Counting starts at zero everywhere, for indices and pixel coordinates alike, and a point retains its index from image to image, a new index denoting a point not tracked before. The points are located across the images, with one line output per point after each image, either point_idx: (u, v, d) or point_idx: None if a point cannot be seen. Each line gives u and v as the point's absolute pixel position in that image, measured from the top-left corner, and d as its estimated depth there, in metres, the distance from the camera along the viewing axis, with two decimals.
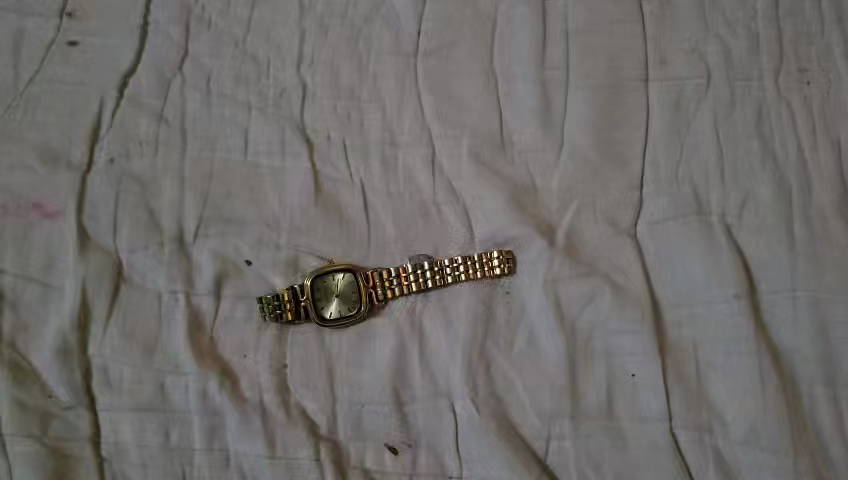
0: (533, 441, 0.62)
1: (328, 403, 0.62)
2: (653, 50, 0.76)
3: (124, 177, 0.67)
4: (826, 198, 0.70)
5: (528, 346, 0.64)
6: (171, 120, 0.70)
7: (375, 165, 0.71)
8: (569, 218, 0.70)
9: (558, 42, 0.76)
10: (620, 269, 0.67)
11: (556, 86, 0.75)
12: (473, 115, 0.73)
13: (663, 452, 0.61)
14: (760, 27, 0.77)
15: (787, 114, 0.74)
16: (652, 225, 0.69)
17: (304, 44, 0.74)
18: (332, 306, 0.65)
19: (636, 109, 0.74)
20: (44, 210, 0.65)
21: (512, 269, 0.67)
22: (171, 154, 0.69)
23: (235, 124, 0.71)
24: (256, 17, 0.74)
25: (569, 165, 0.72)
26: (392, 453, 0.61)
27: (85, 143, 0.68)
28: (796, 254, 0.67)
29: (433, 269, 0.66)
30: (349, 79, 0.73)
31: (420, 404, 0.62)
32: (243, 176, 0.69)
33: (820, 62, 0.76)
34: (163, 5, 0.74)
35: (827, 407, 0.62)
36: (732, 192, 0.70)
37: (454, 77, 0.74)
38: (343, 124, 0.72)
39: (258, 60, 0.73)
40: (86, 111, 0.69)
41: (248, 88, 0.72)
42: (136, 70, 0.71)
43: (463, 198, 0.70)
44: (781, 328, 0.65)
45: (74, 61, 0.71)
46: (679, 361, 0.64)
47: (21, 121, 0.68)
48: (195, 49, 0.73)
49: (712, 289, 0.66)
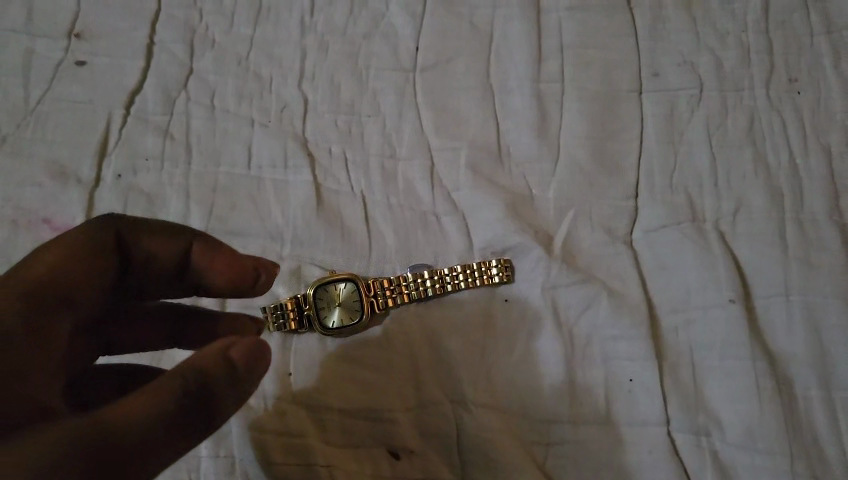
0: (532, 445, 0.62)
1: (331, 410, 0.62)
2: (647, 63, 0.79)
3: (131, 191, 0.69)
4: (818, 204, 0.71)
5: (527, 352, 0.65)
6: (177, 136, 0.73)
7: (375, 177, 0.73)
8: (566, 227, 0.71)
9: (553, 57, 0.80)
10: (616, 276, 0.69)
11: (551, 98, 0.78)
12: (471, 127, 0.76)
13: (663, 455, 0.61)
14: (748, 39, 0.80)
15: (778, 123, 0.76)
16: (647, 232, 0.71)
17: (305, 60, 0.78)
18: (335, 315, 0.67)
19: (629, 120, 0.76)
20: (52, 224, 0.67)
21: (510, 278, 0.69)
22: (176, 169, 0.71)
23: (239, 139, 0.73)
24: (259, 36, 0.79)
25: (565, 173, 0.74)
26: (393, 460, 0.61)
27: (93, 158, 0.70)
28: (790, 258, 0.68)
29: (434, 278, 0.68)
30: (350, 94, 0.76)
31: (424, 409, 0.63)
32: (247, 189, 0.71)
33: (810, 73, 0.79)
34: (169, 27, 0.78)
35: (823, 410, 0.62)
36: (724, 200, 0.72)
37: (453, 91, 0.77)
38: (344, 137, 0.74)
39: (261, 78, 0.77)
40: (93, 125, 0.72)
41: (251, 104, 0.75)
42: (143, 88, 0.75)
43: (462, 207, 0.72)
44: (775, 331, 0.66)
45: (83, 79, 0.74)
46: (677, 365, 0.65)
47: (31, 138, 0.71)
48: (200, 67, 0.76)
49: (709, 294, 0.67)
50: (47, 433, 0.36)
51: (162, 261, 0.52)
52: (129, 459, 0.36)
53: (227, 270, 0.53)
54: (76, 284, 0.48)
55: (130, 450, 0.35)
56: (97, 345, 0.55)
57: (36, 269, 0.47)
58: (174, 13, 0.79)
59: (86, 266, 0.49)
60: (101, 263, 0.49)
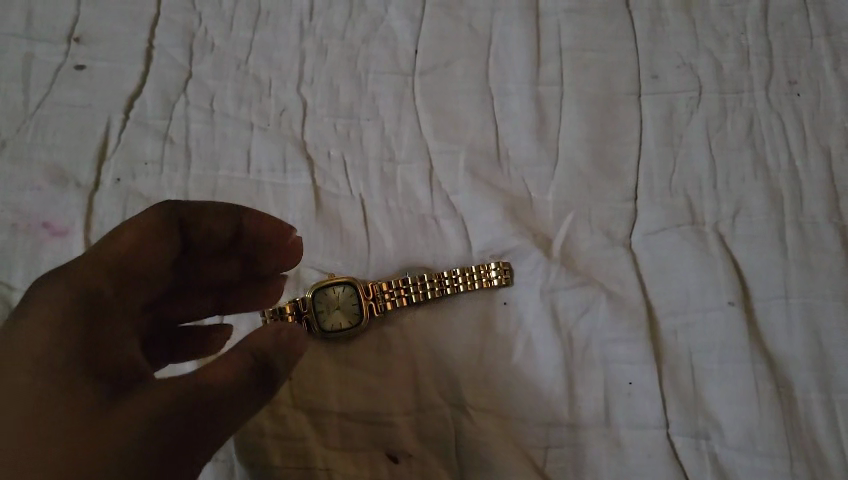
0: (532, 449, 0.62)
1: (331, 414, 0.62)
2: (646, 65, 0.79)
3: (130, 195, 0.69)
4: (818, 206, 0.71)
5: (526, 356, 0.66)
6: (176, 140, 0.73)
7: (374, 180, 0.73)
8: (566, 229, 0.71)
9: (552, 59, 0.80)
10: (615, 279, 0.69)
11: (550, 100, 0.78)
12: (470, 129, 0.76)
13: (662, 458, 0.61)
14: (747, 41, 0.80)
15: (777, 125, 0.76)
16: (647, 235, 0.71)
17: (304, 63, 0.78)
18: (334, 318, 0.66)
19: (628, 123, 0.76)
20: (52, 229, 0.67)
21: (509, 281, 0.69)
22: (175, 172, 0.71)
23: (238, 143, 0.73)
24: (258, 39, 0.79)
25: (564, 176, 0.74)
26: (392, 463, 0.61)
27: (93, 162, 0.71)
28: (789, 260, 0.68)
29: (433, 281, 0.67)
30: (349, 98, 0.77)
31: (423, 413, 0.63)
32: (246, 193, 0.71)
33: (809, 75, 0.78)
34: (168, 31, 0.78)
35: (822, 413, 0.62)
36: (724, 202, 0.72)
37: (451, 94, 0.77)
38: (343, 141, 0.75)
39: (260, 81, 0.77)
40: (93, 129, 0.72)
41: (250, 107, 0.75)
42: (142, 92, 0.75)
43: (461, 210, 0.72)
44: (775, 334, 0.66)
45: (82, 84, 0.75)
46: (676, 368, 0.65)
47: (30, 142, 0.71)
48: (199, 71, 0.76)
49: (708, 296, 0.67)
50: (132, 408, 0.39)
51: (217, 237, 0.57)
52: (203, 427, 0.40)
53: (267, 238, 0.60)
54: (154, 265, 0.52)
55: (203, 418, 0.40)
56: (150, 323, 0.57)
57: (116, 250, 0.49)
58: (173, 17, 0.79)
59: (162, 246, 0.52)
60: (173, 243, 0.53)
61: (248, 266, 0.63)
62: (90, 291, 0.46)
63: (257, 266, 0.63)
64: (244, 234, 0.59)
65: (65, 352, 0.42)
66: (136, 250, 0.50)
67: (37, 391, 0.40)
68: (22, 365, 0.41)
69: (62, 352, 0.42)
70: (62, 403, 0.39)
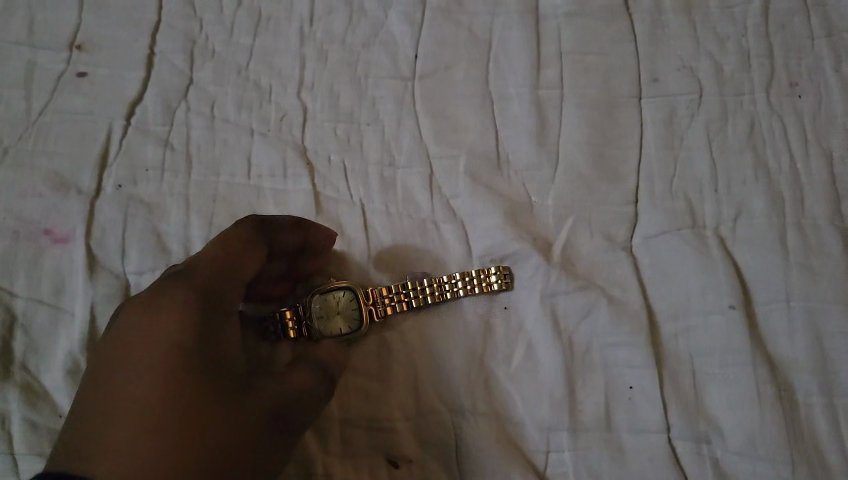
0: (532, 453, 0.62)
1: (332, 419, 0.63)
2: (646, 69, 0.79)
3: (132, 202, 0.70)
4: (819, 208, 0.71)
5: (526, 361, 0.65)
6: (176, 146, 0.73)
7: (375, 185, 0.73)
8: (566, 232, 0.71)
9: (552, 62, 0.80)
10: (615, 283, 0.69)
11: (550, 104, 0.78)
12: (470, 134, 0.76)
13: (662, 463, 0.61)
14: (748, 44, 0.80)
15: (778, 127, 0.76)
16: (647, 239, 0.71)
17: (304, 69, 0.78)
18: (334, 324, 0.65)
19: (629, 126, 0.76)
20: (54, 235, 0.68)
21: (509, 285, 0.69)
22: (176, 179, 0.71)
23: (239, 149, 0.73)
24: (258, 45, 0.79)
25: (564, 180, 0.74)
26: (392, 468, 0.61)
27: (94, 169, 0.71)
28: (790, 263, 0.68)
29: (433, 286, 0.67)
30: (349, 103, 0.77)
31: (424, 418, 0.63)
32: (247, 200, 0.71)
33: (811, 77, 0.78)
34: (169, 37, 0.79)
35: (824, 417, 0.62)
36: (725, 205, 0.72)
37: (451, 98, 0.78)
38: (343, 146, 0.75)
39: (261, 87, 0.77)
40: (94, 136, 0.73)
41: (251, 113, 0.75)
42: (143, 98, 0.75)
43: (461, 215, 0.72)
44: (777, 338, 0.65)
45: (83, 91, 0.75)
46: (676, 372, 0.64)
47: (32, 149, 0.72)
48: (200, 78, 0.77)
49: (709, 300, 0.66)
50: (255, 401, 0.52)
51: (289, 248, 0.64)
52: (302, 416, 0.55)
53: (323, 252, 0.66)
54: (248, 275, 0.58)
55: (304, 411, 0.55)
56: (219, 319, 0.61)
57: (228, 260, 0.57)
58: (173, 23, 0.80)
59: (253, 260, 0.58)
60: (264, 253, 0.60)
61: (291, 269, 0.67)
62: (211, 296, 0.54)
63: (300, 269, 0.67)
64: (308, 247, 0.65)
65: (195, 345, 0.51)
66: (237, 263, 0.57)
67: (182, 380, 0.49)
68: (164, 350, 0.50)
69: (190, 347, 0.51)
70: (194, 391, 0.49)
